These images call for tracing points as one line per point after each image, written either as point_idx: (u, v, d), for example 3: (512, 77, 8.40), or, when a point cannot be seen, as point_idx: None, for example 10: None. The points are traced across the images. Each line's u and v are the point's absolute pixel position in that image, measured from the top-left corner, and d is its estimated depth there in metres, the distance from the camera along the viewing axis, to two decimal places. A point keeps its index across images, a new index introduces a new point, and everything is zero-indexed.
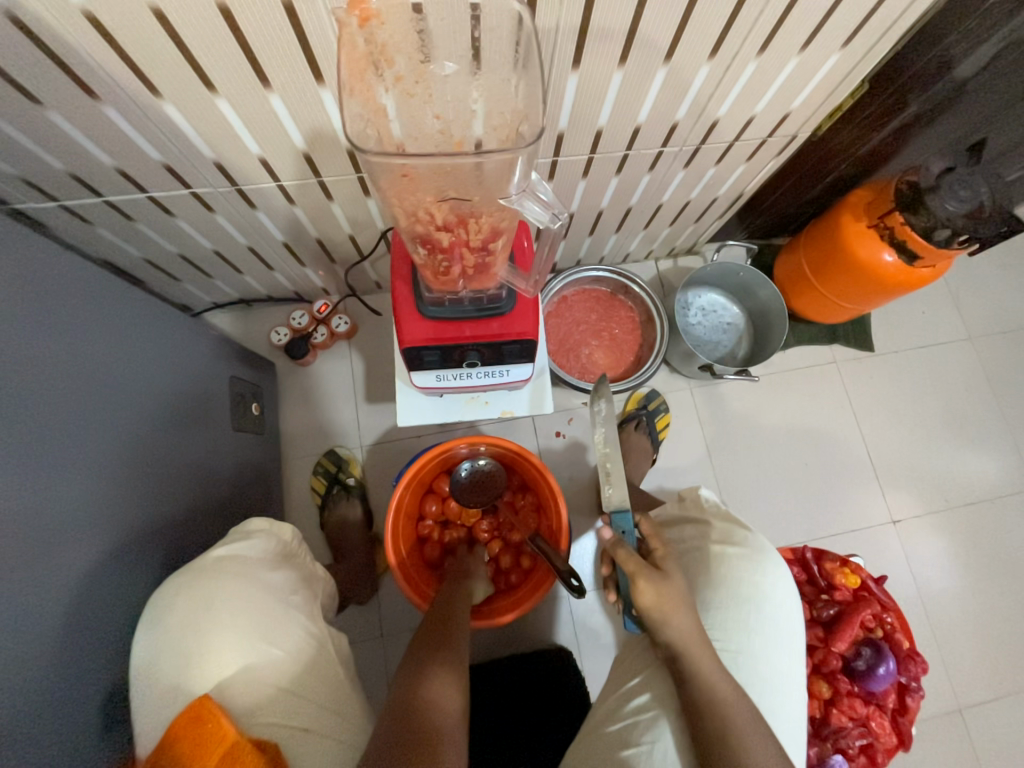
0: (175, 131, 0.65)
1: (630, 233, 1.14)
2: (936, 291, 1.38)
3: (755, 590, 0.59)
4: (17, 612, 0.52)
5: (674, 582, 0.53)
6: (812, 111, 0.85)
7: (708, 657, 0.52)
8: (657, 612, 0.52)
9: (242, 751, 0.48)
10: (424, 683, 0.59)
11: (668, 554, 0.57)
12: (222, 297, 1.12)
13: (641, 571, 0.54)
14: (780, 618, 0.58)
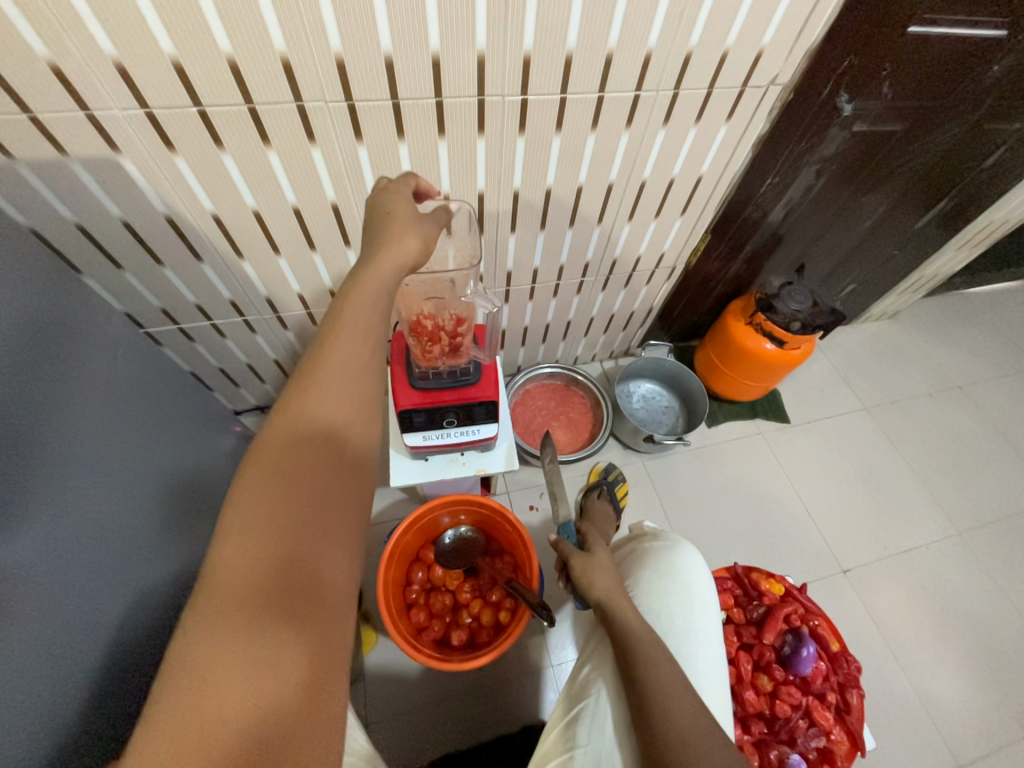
0: (244, 278, 0.97)
1: (574, 339, 1.47)
2: (827, 372, 1.72)
3: (672, 565, 0.71)
4: (66, 637, 0.62)
5: (599, 556, 0.70)
6: (680, 250, 1.24)
7: (628, 608, 0.63)
8: (581, 577, 0.68)
9: None
10: (230, 645, 0.36)
11: (598, 542, 0.75)
12: (242, 403, 1.35)
13: (572, 554, 0.72)
14: (694, 588, 0.70)
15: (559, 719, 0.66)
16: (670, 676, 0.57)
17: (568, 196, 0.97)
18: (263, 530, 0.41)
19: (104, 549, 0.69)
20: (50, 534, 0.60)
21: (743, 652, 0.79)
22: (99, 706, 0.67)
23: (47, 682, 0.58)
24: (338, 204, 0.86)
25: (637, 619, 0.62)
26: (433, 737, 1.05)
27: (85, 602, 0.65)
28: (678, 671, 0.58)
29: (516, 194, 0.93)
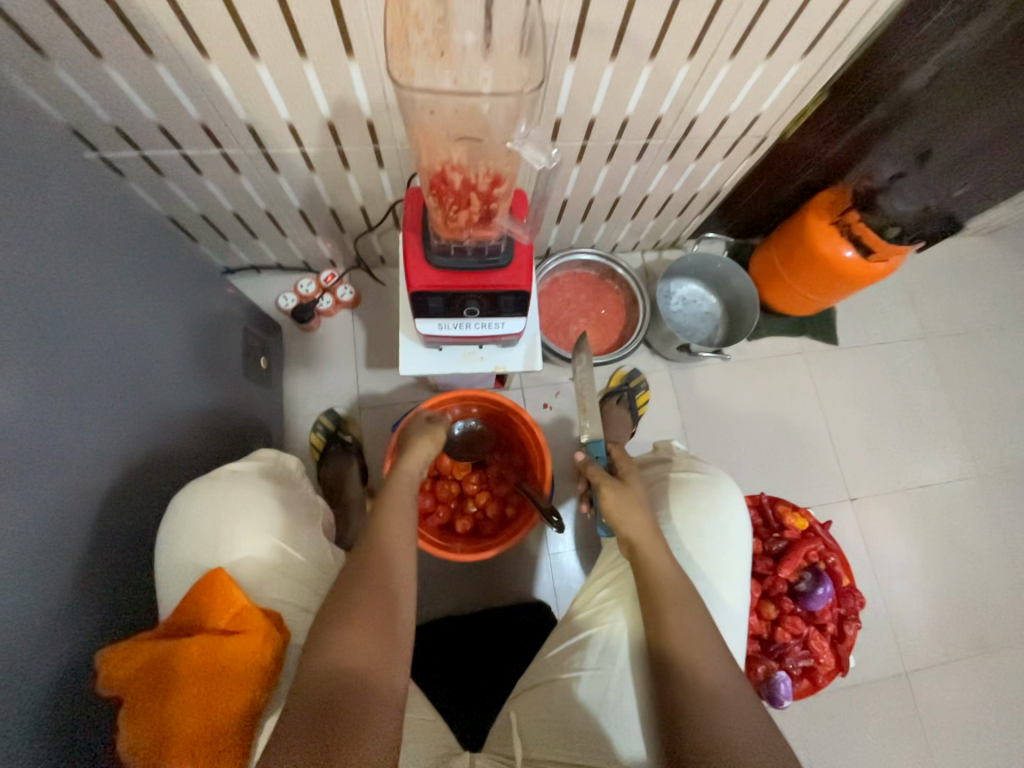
0: (215, 92, 0.74)
1: (618, 223, 1.24)
2: (895, 293, 1.51)
3: (714, 504, 0.64)
4: (51, 504, 0.57)
5: (633, 489, 0.64)
6: (779, 114, 0.96)
7: (659, 550, 0.60)
8: (612, 510, 0.62)
9: (249, 615, 0.55)
10: (350, 642, 0.56)
11: (631, 470, 0.68)
12: (234, 261, 1.19)
13: (604, 482, 0.65)
14: (734, 531, 0.64)
15: (569, 637, 0.71)
16: (696, 621, 0.56)
17: (658, 9, 0.69)
18: (371, 571, 0.63)
19: (84, 416, 0.62)
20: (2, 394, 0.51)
21: (753, 579, 0.78)
22: (110, 569, 0.65)
23: (32, 549, 0.54)
24: None
25: (669, 561, 0.59)
26: (432, 601, 1.13)
27: (70, 470, 0.59)
28: (706, 617, 0.57)
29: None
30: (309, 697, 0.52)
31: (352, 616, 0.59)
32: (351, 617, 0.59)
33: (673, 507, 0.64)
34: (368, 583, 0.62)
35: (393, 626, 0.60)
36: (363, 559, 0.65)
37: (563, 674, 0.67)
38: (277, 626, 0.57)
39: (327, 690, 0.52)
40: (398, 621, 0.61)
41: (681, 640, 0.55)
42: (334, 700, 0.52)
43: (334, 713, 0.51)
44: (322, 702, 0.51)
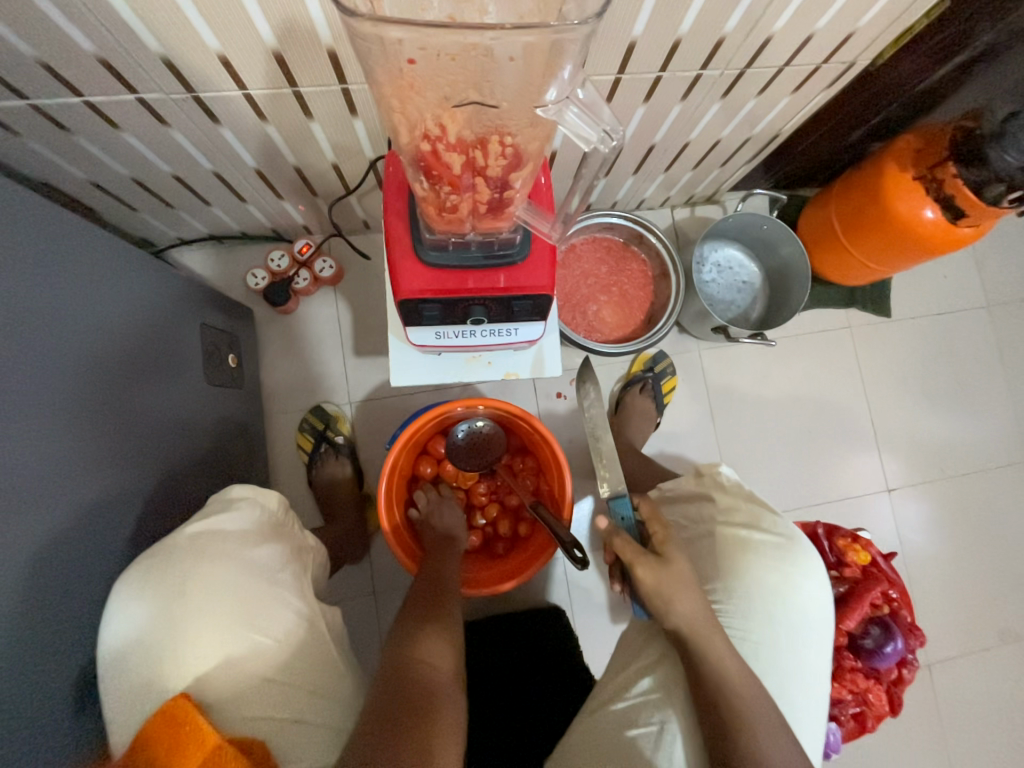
0: (107, 12, 0.52)
1: (649, 177, 1.02)
2: (960, 255, 1.31)
3: (783, 581, 0.60)
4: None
5: (675, 569, 0.57)
6: (877, 32, 0.72)
7: (715, 639, 0.55)
8: (654, 595, 0.56)
9: (223, 756, 0.44)
10: (419, 642, 0.61)
11: (668, 538, 0.60)
12: (188, 232, 1.00)
13: (636, 561, 0.58)
14: (810, 611, 0.59)
15: (609, 737, 0.62)
16: (772, 737, 0.52)
17: None
18: (425, 599, 0.68)
19: None
20: None
21: None
22: (55, 649, 0.54)
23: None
24: None
25: (736, 665, 0.54)
26: None
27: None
28: (784, 734, 0.52)
29: None
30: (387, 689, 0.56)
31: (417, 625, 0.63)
32: (416, 626, 0.63)
33: (730, 580, 0.61)
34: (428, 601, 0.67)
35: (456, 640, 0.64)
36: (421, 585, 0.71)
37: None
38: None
39: (404, 684, 0.56)
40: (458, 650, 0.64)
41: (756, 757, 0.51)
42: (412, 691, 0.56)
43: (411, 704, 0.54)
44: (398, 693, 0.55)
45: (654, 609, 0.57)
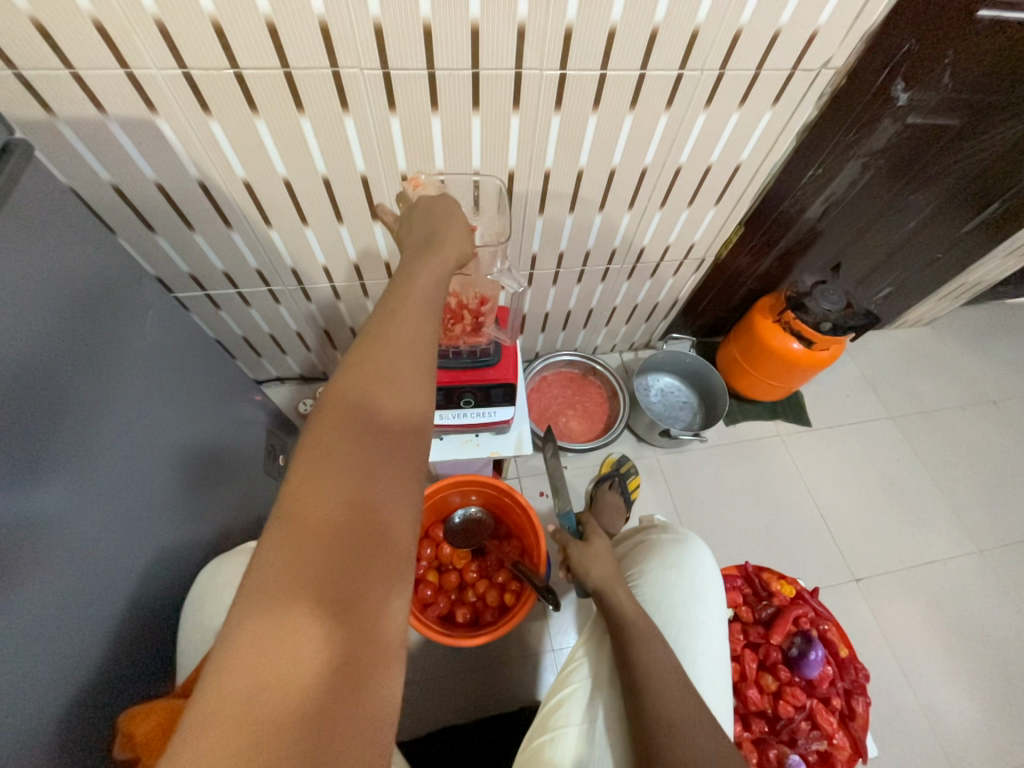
0: (272, 248, 0.97)
1: (594, 329, 1.45)
2: (854, 378, 1.66)
3: (677, 555, 0.71)
4: (82, 594, 0.63)
5: (595, 545, 0.74)
6: (711, 242, 1.20)
7: (619, 588, 0.66)
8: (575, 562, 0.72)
9: None
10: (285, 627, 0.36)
11: (596, 531, 0.78)
12: (264, 373, 1.37)
13: (569, 544, 0.75)
14: (699, 577, 0.69)
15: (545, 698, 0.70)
16: (658, 649, 0.60)
17: (599, 179, 0.94)
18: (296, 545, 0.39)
19: (121, 503, 0.70)
20: (74, 481, 0.63)
21: (749, 649, 0.79)
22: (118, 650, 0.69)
23: (57, 625, 0.59)
24: (367, 176, 0.85)
25: (627, 602, 0.64)
26: (433, 710, 1.08)
27: (100, 551, 0.66)
28: (670, 647, 0.61)
29: (546, 175, 0.92)
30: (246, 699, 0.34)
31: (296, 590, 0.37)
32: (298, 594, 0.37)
33: (640, 563, 0.73)
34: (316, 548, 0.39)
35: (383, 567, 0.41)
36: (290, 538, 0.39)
37: (546, 735, 0.66)
38: None
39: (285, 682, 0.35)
40: (377, 595, 0.40)
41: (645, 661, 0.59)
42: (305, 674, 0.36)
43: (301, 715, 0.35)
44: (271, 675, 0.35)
45: (583, 581, 0.71)
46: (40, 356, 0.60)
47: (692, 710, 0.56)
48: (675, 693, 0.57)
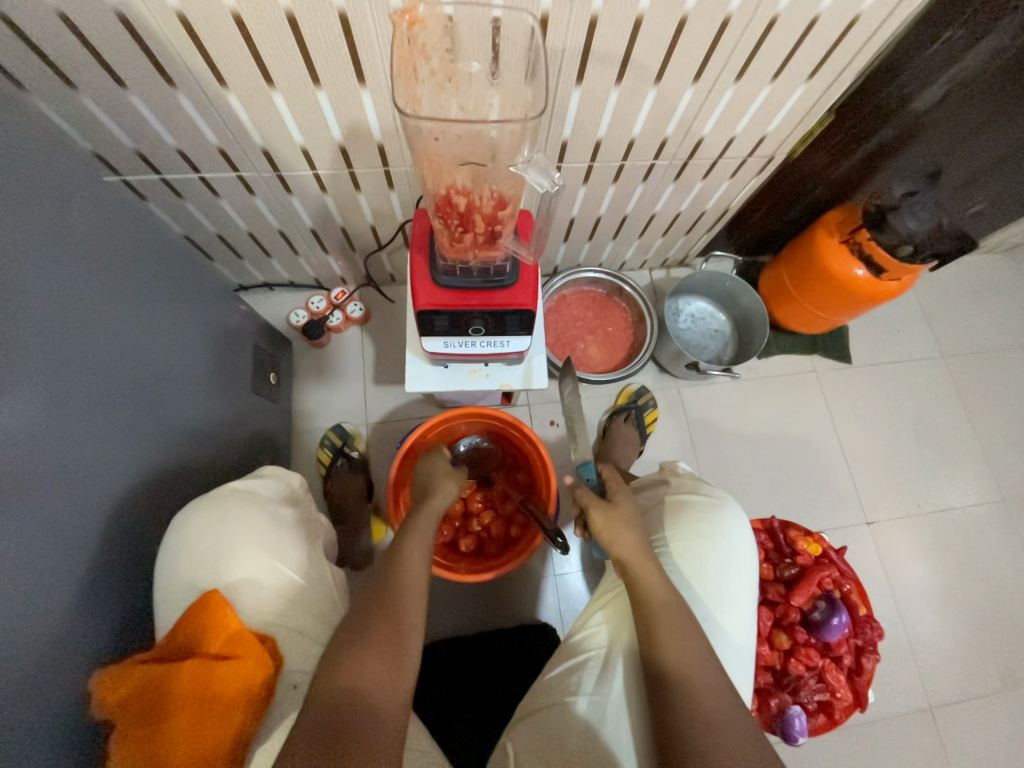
0: (233, 119, 0.76)
1: (625, 242, 1.25)
2: (910, 311, 1.48)
3: (713, 529, 0.65)
4: (64, 531, 0.58)
5: (621, 510, 0.65)
6: (786, 135, 0.96)
7: (650, 565, 0.60)
8: (602, 527, 0.64)
9: (241, 639, 0.56)
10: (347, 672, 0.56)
11: (620, 490, 0.69)
12: (248, 278, 1.22)
13: (591, 504, 0.66)
14: (736, 554, 0.64)
15: (560, 661, 0.70)
16: (689, 629, 0.56)
17: (663, 32, 0.69)
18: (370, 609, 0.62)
19: (88, 432, 0.62)
20: (14, 406, 0.53)
21: (765, 606, 0.77)
22: (121, 584, 0.66)
23: (38, 568, 0.54)
24: (346, 14, 0.62)
25: (656, 578, 0.59)
26: (436, 622, 1.12)
27: (72, 486, 0.59)
28: (703, 639, 0.56)
29: (591, 23, 0.67)
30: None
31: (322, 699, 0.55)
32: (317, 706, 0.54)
33: (670, 531, 0.66)
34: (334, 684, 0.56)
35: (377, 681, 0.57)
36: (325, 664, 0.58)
37: (561, 698, 0.66)
38: (269, 653, 0.58)
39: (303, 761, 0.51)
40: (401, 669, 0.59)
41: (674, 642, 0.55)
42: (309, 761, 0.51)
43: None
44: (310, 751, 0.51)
45: (604, 547, 0.64)
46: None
47: (721, 688, 0.54)
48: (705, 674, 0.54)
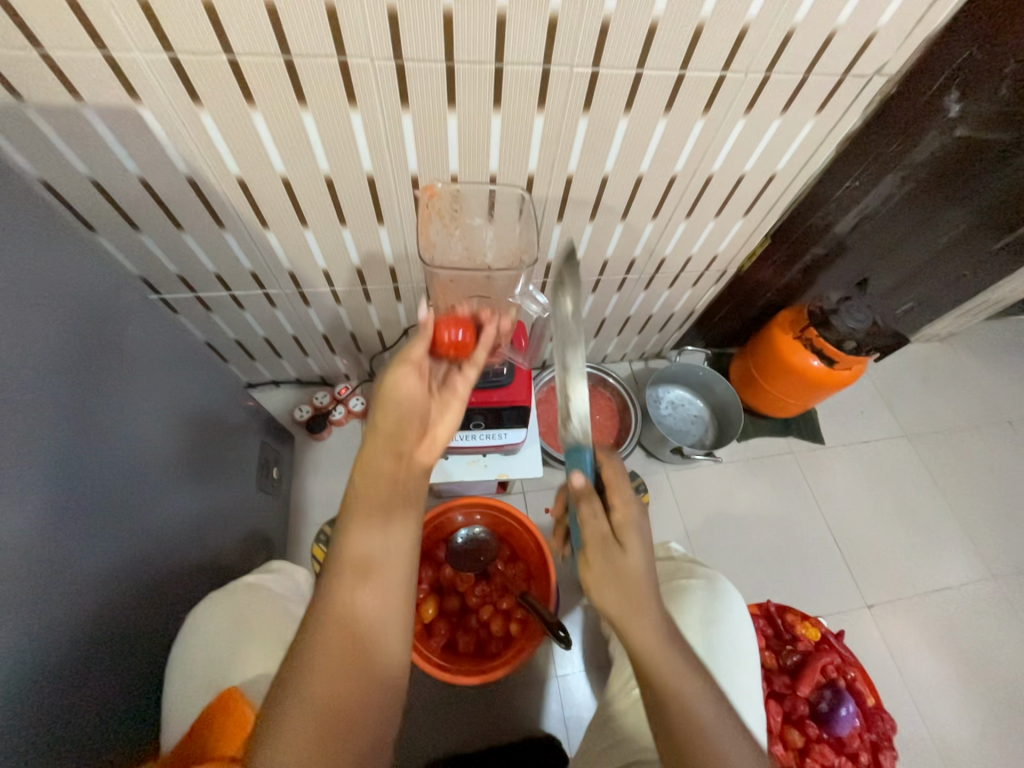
0: (269, 251, 0.90)
1: (606, 338, 1.39)
2: (869, 394, 1.62)
3: (714, 616, 0.75)
4: (71, 644, 0.58)
5: (629, 560, 0.57)
6: (735, 253, 1.14)
7: (673, 657, 0.56)
8: (610, 598, 0.57)
9: None
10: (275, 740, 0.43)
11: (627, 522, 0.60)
12: (257, 377, 1.30)
13: (593, 544, 0.59)
14: (735, 637, 0.74)
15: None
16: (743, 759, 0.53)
17: (624, 186, 0.87)
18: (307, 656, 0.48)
19: (109, 537, 0.64)
20: (47, 511, 0.55)
21: (775, 702, 0.78)
22: (104, 703, 0.63)
23: (39, 684, 0.53)
24: (374, 178, 0.78)
25: (709, 709, 0.55)
26: (432, 739, 1.03)
27: (86, 594, 0.60)
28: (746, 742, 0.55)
29: (568, 180, 0.84)
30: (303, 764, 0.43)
31: (331, 686, 0.47)
32: (332, 695, 0.46)
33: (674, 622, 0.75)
34: (339, 652, 0.48)
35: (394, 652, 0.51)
36: (321, 631, 0.49)
37: None
38: None
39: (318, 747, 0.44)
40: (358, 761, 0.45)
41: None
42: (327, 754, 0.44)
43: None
44: (321, 737, 0.44)
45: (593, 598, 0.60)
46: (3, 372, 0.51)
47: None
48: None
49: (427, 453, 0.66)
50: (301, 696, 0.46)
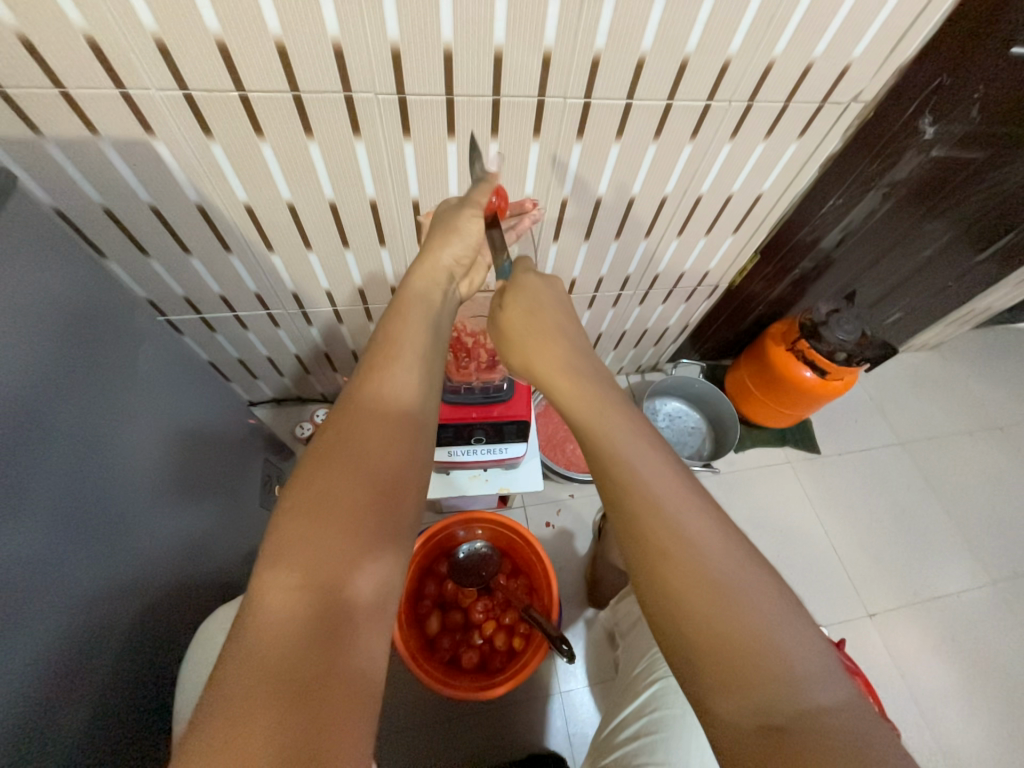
0: (273, 273, 0.92)
1: (603, 352, 1.41)
2: (863, 403, 1.64)
3: None
4: (75, 666, 0.58)
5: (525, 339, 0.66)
6: (726, 268, 1.18)
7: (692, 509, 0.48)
8: (605, 448, 0.53)
9: None
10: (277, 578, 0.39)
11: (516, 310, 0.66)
12: (259, 395, 1.32)
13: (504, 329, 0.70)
14: None
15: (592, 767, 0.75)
16: (798, 640, 0.42)
17: (618, 207, 0.91)
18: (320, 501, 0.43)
19: (116, 557, 0.64)
20: (59, 530, 0.56)
21: None
22: (106, 727, 0.62)
23: (44, 708, 0.53)
24: (377, 203, 0.81)
25: (760, 598, 0.44)
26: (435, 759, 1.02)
27: (93, 614, 0.60)
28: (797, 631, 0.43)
29: (563, 202, 0.88)
30: (295, 625, 0.38)
31: (330, 538, 0.41)
32: (333, 548, 0.41)
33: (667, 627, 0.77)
34: (358, 497, 0.44)
35: (413, 511, 0.47)
36: (321, 482, 0.44)
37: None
38: None
39: (312, 612, 0.38)
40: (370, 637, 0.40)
41: (775, 666, 0.41)
42: (323, 617, 0.38)
43: (336, 650, 0.38)
44: (322, 583, 0.40)
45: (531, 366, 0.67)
46: (14, 395, 0.52)
47: (861, 734, 0.38)
48: (832, 722, 0.39)
49: (446, 334, 0.64)
50: (299, 548, 0.41)
